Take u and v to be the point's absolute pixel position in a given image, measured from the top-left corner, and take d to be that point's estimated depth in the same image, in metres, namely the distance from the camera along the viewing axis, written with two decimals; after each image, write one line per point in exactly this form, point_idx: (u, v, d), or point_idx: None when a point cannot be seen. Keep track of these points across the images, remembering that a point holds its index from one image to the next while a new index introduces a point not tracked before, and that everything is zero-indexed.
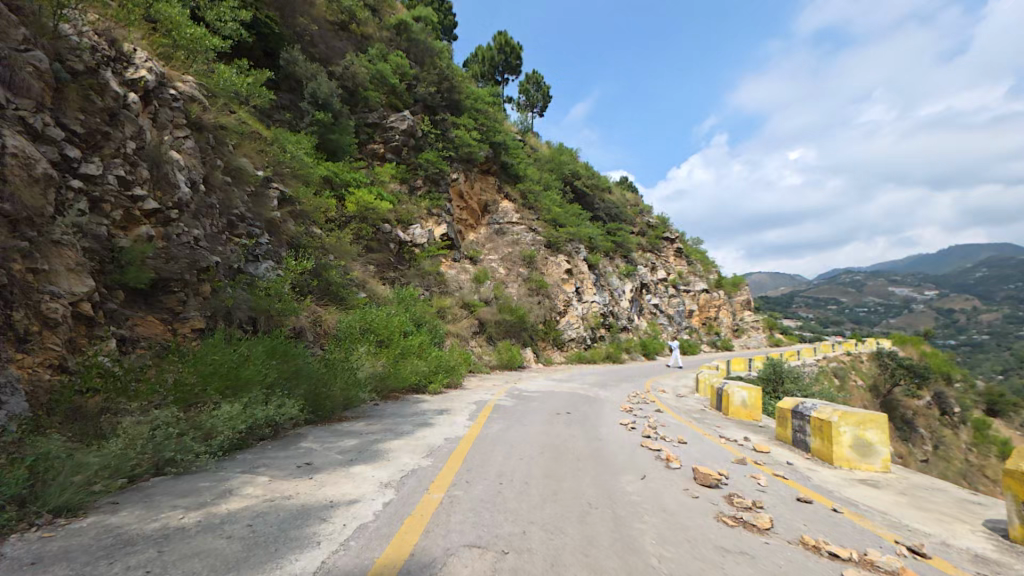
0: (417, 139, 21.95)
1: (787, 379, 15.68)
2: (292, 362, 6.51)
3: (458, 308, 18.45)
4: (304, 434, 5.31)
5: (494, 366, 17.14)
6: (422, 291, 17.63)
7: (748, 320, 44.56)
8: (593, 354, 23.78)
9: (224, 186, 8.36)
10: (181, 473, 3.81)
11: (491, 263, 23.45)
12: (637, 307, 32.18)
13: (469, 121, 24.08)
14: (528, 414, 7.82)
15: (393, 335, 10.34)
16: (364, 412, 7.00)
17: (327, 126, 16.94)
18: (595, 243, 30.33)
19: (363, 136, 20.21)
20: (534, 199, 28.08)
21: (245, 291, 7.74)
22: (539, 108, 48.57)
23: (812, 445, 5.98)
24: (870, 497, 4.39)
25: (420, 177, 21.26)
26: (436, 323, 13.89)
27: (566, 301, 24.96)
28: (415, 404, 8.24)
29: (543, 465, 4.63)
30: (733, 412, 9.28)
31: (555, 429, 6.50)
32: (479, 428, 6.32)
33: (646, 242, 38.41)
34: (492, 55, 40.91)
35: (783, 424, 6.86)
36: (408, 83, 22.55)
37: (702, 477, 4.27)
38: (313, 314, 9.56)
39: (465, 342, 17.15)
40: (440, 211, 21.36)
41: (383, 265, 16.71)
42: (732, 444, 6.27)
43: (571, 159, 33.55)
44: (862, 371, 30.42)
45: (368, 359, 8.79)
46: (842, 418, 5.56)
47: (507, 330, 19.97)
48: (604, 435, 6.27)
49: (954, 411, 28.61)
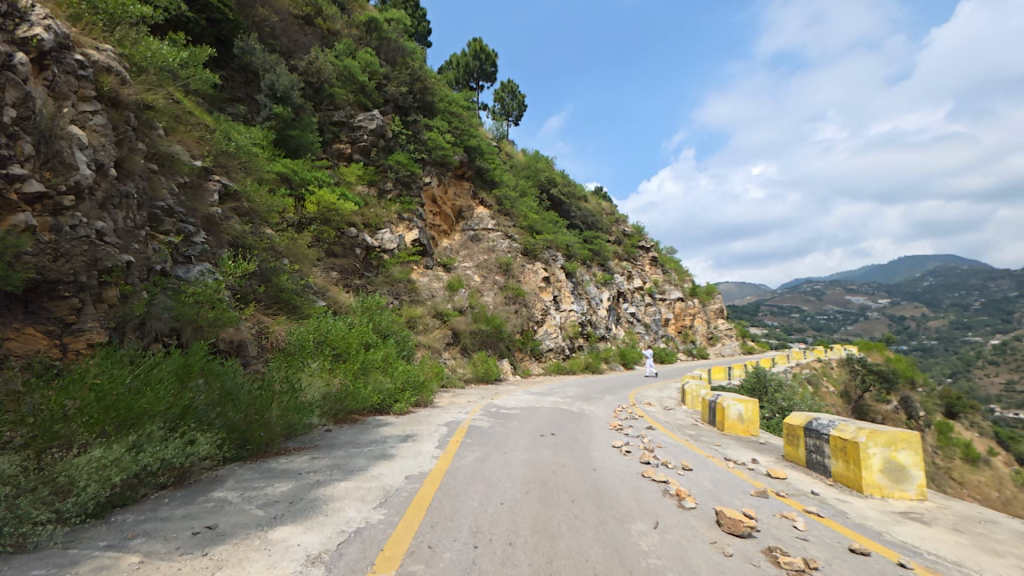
0: (387, 140, 20.88)
1: (770, 388, 15.24)
2: (217, 385, 5.27)
3: (430, 318, 17.31)
4: (223, 479, 4.18)
5: (469, 379, 16.01)
6: (391, 299, 16.46)
7: (721, 328, 45.06)
8: (572, 365, 22.98)
9: (146, 173, 7.15)
10: (9, 556, 2.62)
11: (465, 270, 22.39)
12: (614, 316, 31.76)
13: (443, 123, 23.16)
14: (508, 437, 6.80)
15: (353, 348, 9.12)
16: (311, 443, 5.82)
17: (287, 121, 15.73)
18: (573, 250, 29.78)
19: (328, 135, 18.95)
20: (510, 205, 27.31)
21: (167, 297, 6.53)
22: (515, 116, 48.31)
23: (833, 468, 5.23)
24: (931, 540, 3.60)
25: (389, 179, 20.16)
26: (406, 334, 12.75)
27: (544, 310, 24.17)
28: (376, 429, 7.08)
29: (530, 514, 3.62)
30: (729, 427, 8.55)
31: (541, 457, 5.52)
32: (449, 459, 5.27)
33: (623, 251, 38.26)
34: (467, 61, 40.37)
35: (792, 442, 6.12)
36: (378, 82, 21.50)
37: (732, 524, 3.38)
38: (258, 325, 8.30)
39: (437, 354, 16.01)
40: (412, 216, 20.26)
41: (347, 271, 15.46)
42: (744, 471, 5.45)
43: (547, 166, 33.07)
44: (833, 378, 30.85)
45: (321, 378, 7.58)
46: (870, 438, 4.82)
47: (482, 341, 18.96)
48: (599, 464, 5.31)
49: (920, 415, 29.31)
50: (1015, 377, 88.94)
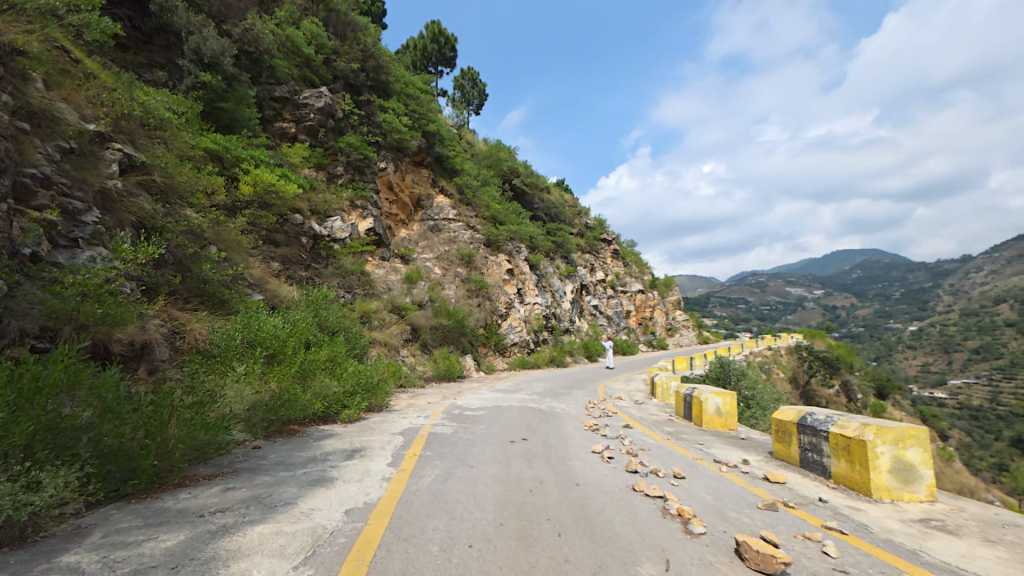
0: (336, 121, 19.22)
1: (735, 376, 15.31)
2: (92, 400, 4.07)
3: (386, 313, 16.06)
4: (86, 534, 3.14)
5: (430, 377, 14.97)
6: (342, 293, 15.10)
7: (678, 319, 46.28)
8: (536, 360, 22.43)
9: (10, 132, 5.68)
10: None
11: (425, 262, 21.15)
12: (577, 309, 31.58)
13: (399, 105, 21.70)
14: (474, 445, 5.90)
15: (289, 348, 7.65)
16: (230, 468, 4.70)
17: (216, 92, 13.97)
18: (536, 242, 29.20)
19: (268, 112, 17.01)
20: (471, 194, 26.22)
21: (36, 287, 5.13)
22: (476, 105, 47.02)
23: (833, 468, 4.77)
24: (974, 558, 3.11)
25: (340, 164, 18.68)
26: (357, 329, 11.50)
27: (508, 303, 23.40)
28: (316, 442, 5.96)
29: (506, 561, 2.77)
30: (707, 422, 8.11)
31: (514, 471, 4.70)
32: (403, 481, 4.31)
33: (585, 244, 38.17)
34: (424, 44, 38.58)
35: (784, 440, 5.65)
36: (326, 57, 19.69)
37: (762, 559, 2.70)
38: (169, 322, 6.93)
39: (394, 352, 14.82)
40: (366, 204, 18.82)
41: (292, 262, 13.95)
42: (741, 476, 4.86)
43: (509, 155, 32.11)
44: (782, 364, 32.31)
45: (249, 386, 6.25)
46: (879, 436, 4.36)
47: (444, 337, 17.93)
48: (582, 478, 4.52)
49: (857, 397, 31.37)
50: (931, 360, 98.35)
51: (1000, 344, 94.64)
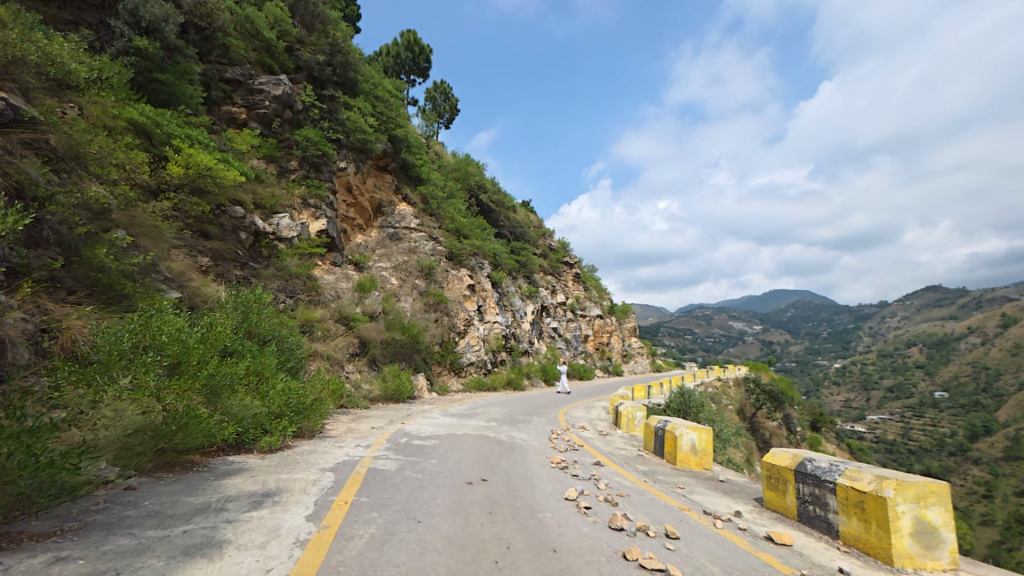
0: (294, 112, 17.82)
1: (695, 408, 14.98)
2: None
3: (333, 322, 14.57)
4: None
5: (376, 398, 13.53)
6: (282, 298, 13.57)
7: (633, 346, 46.80)
8: (492, 381, 21.39)
9: None
10: None
11: (381, 271, 19.79)
12: (537, 331, 30.95)
13: (366, 106, 20.62)
14: (423, 489, 4.80)
15: (200, 357, 6.13)
16: (75, 523, 3.47)
17: (153, 61, 12.36)
18: (499, 260, 28.47)
19: (215, 93, 15.42)
20: (435, 205, 25.21)
21: None
22: (446, 119, 46.55)
23: (842, 527, 4.14)
24: None
25: (294, 158, 17.27)
26: (294, 339, 10.08)
27: (467, 321, 22.31)
28: (217, 482, 4.68)
29: None
30: (681, 460, 7.44)
31: (474, 531, 3.68)
32: (322, 549, 3.16)
33: (548, 266, 37.95)
34: (398, 52, 37.82)
35: (777, 488, 5.02)
36: (288, 45, 18.37)
37: None
38: (37, 317, 5.44)
39: (338, 367, 13.33)
40: (320, 203, 17.36)
41: (225, 259, 12.35)
42: (740, 536, 4.11)
43: (478, 170, 31.49)
44: (731, 395, 33.05)
45: (135, 403, 4.83)
46: (899, 493, 3.75)
47: (395, 353, 16.51)
48: (558, 542, 3.58)
49: (797, 430, 32.53)
50: (854, 397, 106.22)
51: (912, 385, 103.91)
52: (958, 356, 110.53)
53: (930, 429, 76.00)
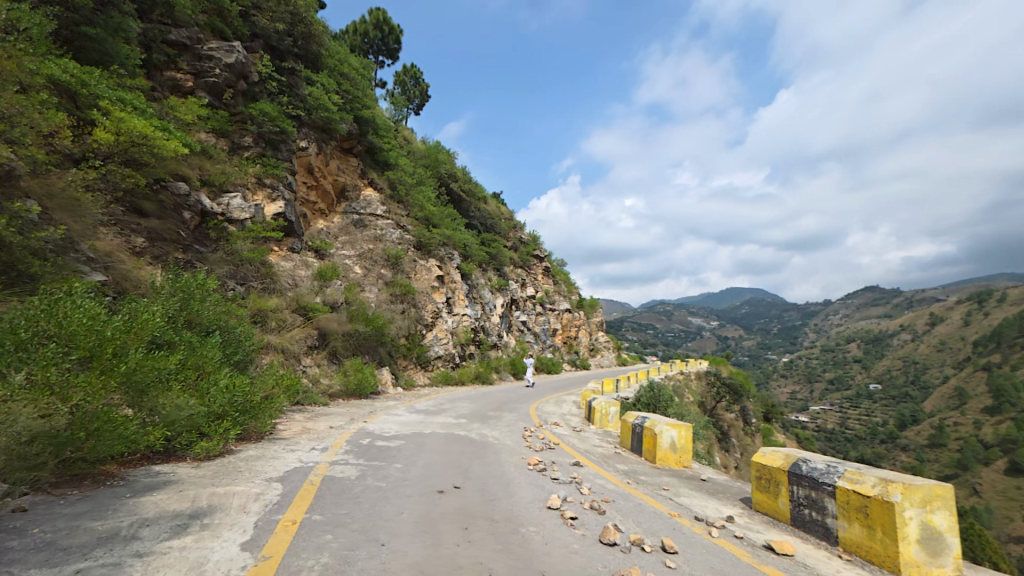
0: (248, 84, 16.33)
1: (665, 402, 14.99)
2: None
3: (289, 313, 13.50)
4: None
5: (337, 393, 12.65)
6: (232, 285, 12.41)
7: (600, 341, 47.33)
8: (460, 375, 20.78)
9: None
10: None
11: (344, 259, 18.67)
12: (506, 324, 30.49)
13: (330, 82, 19.26)
14: (387, 501, 4.19)
15: (130, 346, 5.21)
16: None
17: (80, 13, 10.82)
18: (469, 251, 27.71)
19: (157, 56, 13.86)
20: (403, 192, 24.11)
21: None
22: (416, 104, 44.97)
23: (841, 533, 3.90)
24: None
25: (248, 134, 15.88)
26: (243, 329, 9.09)
27: (435, 313, 21.50)
28: (134, 501, 3.91)
29: None
30: (661, 459, 7.18)
31: (449, 555, 3.13)
32: None
33: (518, 259, 37.47)
34: (366, 30, 35.93)
35: (768, 490, 4.77)
36: (243, 10, 16.81)
37: None
38: None
39: (294, 361, 12.34)
40: (277, 184, 16.03)
41: (166, 240, 11.18)
42: (739, 547, 3.78)
43: (448, 158, 30.45)
44: (694, 388, 33.98)
45: (32, 404, 3.94)
46: (906, 498, 3.51)
47: (358, 346, 15.57)
48: (546, 564, 3.10)
49: (753, 422, 33.93)
50: (801, 389, 113.01)
51: (851, 378, 111.77)
52: (892, 351, 119.65)
53: (865, 418, 82.04)
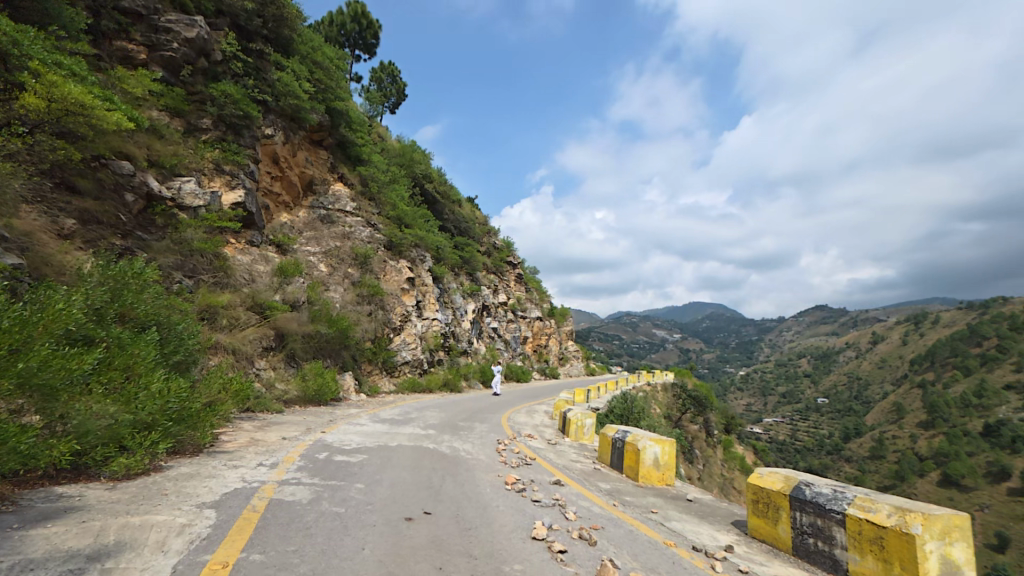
0: (210, 62, 15.16)
1: (637, 414, 14.78)
2: None
3: (244, 311, 12.39)
4: None
5: (294, 400, 11.65)
6: (179, 278, 11.25)
7: (569, 350, 47.29)
8: (428, 382, 19.93)
9: None
10: None
11: (308, 256, 17.57)
12: (476, 330, 29.83)
13: (302, 69, 18.24)
14: (347, 532, 3.54)
15: (48, 341, 4.33)
16: None
17: None
18: (441, 254, 27.00)
19: (106, 23, 12.76)
20: (376, 189, 23.14)
21: None
22: (393, 101, 43.99)
23: (852, 566, 3.58)
24: None
25: (207, 116, 14.72)
26: (187, 326, 8.12)
27: (403, 316, 20.64)
28: (20, 535, 3.07)
29: None
30: (643, 476, 6.79)
31: None
32: None
33: (491, 264, 36.93)
34: (344, 21, 34.84)
35: (767, 515, 4.45)
36: None
37: None
38: None
39: (245, 364, 11.28)
40: (238, 171, 14.89)
41: (104, 224, 10.00)
42: None
43: (424, 158, 29.68)
44: (660, 399, 34.28)
45: None
46: (927, 530, 3.20)
47: (319, 349, 14.54)
48: None
49: (715, 433, 34.54)
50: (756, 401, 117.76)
51: (802, 392, 117.47)
52: (839, 367, 126.71)
53: (814, 430, 86.18)
